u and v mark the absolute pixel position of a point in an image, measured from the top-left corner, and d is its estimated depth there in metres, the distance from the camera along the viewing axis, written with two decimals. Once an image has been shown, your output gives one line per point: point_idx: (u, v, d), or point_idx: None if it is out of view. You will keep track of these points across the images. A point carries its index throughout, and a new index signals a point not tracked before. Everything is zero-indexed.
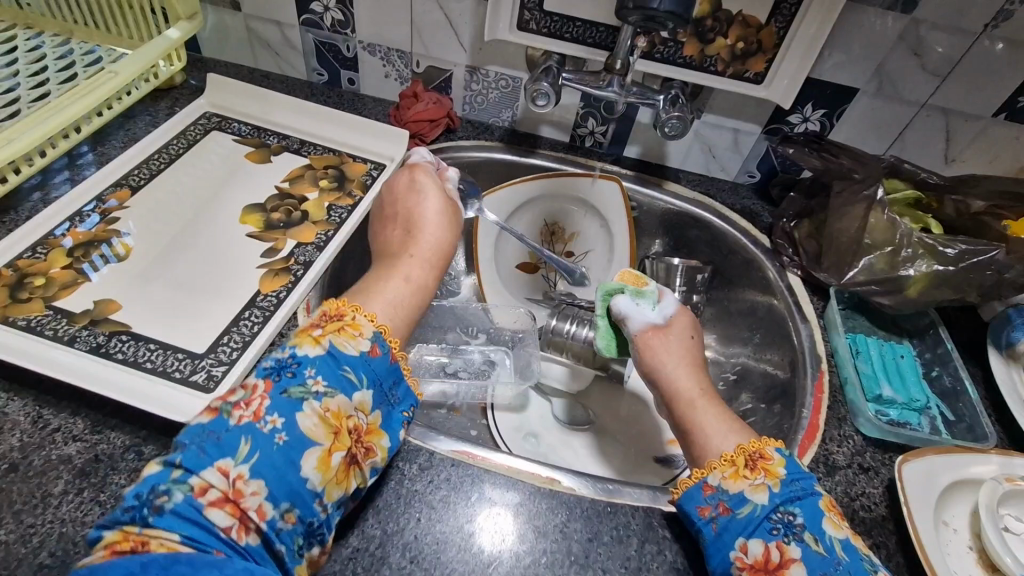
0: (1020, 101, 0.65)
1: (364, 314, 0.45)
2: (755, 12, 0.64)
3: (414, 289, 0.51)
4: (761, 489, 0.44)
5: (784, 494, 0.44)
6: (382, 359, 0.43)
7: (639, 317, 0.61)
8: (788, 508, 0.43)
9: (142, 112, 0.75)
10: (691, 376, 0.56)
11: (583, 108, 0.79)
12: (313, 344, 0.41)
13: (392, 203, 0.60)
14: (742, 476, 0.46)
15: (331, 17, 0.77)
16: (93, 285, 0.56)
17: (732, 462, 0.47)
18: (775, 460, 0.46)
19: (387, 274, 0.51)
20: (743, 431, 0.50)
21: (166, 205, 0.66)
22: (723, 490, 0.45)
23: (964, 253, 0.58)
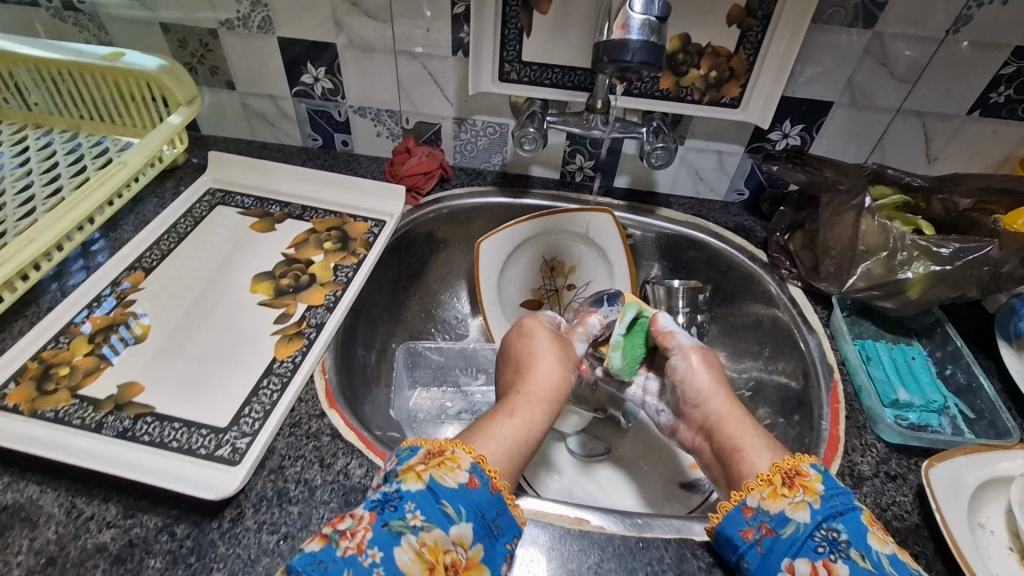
0: (991, 98, 0.68)
1: (462, 448, 0.46)
2: (723, 42, 0.67)
3: (520, 429, 0.52)
4: (802, 507, 0.45)
5: (825, 511, 0.44)
6: (482, 490, 0.44)
7: (683, 333, 0.61)
8: (831, 525, 0.43)
9: (149, 195, 0.79)
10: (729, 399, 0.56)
11: (569, 146, 0.81)
12: (415, 478, 0.43)
13: (508, 346, 0.62)
14: (781, 494, 0.46)
15: (321, 86, 0.81)
16: (115, 370, 0.58)
17: (769, 481, 0.47)
18: (814, 478, 0.46)
19: (498, 414, 0.52)
20: (776, 449, 0.51)
21: (179, 282, 0.68)
22: (764, 510, 0.46)
23: (958, 253, 0.59)
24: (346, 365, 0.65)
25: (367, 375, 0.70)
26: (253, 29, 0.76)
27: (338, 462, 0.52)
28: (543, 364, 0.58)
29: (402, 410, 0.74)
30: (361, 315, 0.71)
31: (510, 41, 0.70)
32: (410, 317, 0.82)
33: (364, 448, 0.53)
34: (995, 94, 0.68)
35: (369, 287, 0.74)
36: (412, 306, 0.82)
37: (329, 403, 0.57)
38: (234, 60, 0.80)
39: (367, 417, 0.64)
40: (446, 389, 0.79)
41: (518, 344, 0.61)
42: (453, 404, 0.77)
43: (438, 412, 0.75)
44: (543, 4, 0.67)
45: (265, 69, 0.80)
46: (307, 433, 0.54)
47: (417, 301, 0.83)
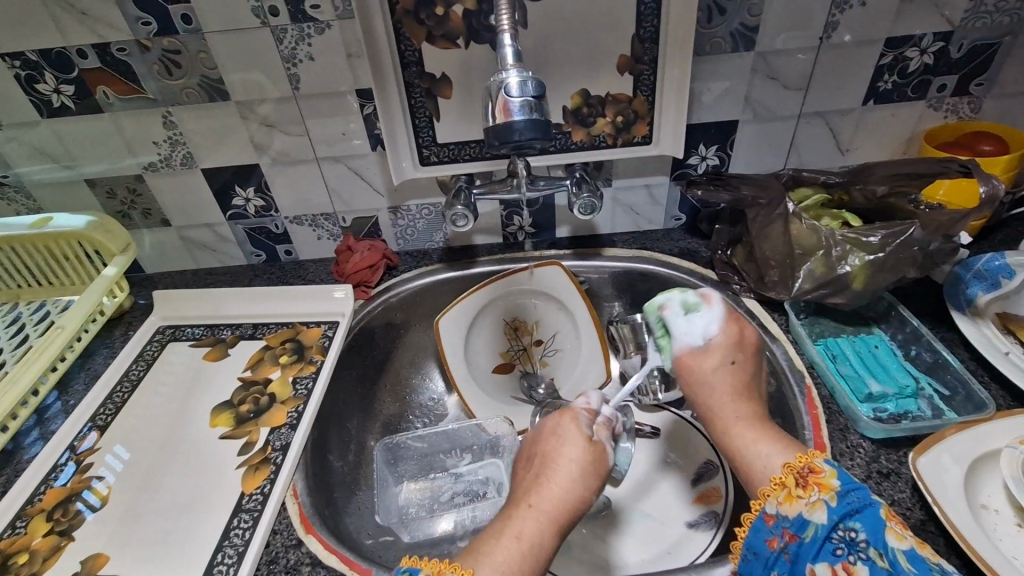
0: (880, 86, 0.72)
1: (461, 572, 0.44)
2: (621, 90, 0.71)
3: (528, 548, 0.46)
4: (818, 507, 0.44)
5: (841, 510, 0.43)
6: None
7: (683, 336, 0.56)
8: (848, 525, 0.42)
9: (100, 347, 0.78)
10: (732, 400, 0.53)
11: (505, 210, 0.83)
12: None
13: (534, 445, 0.57)
14: (796, 497, 0.45)
15: (254, 205, 0.82)
16: (78, 544, 0.55)
17: (783, 484, 0.46)
18: (830, 474, 0.45)
19: (501, 529, 0.48)
20: (792, 445, 0.48)
21: (139, 431, 0.66)
22: (783, 517, 0.45)
23: (886, 239, 0.61)
24: (321, 479, 0.63)
25: (347, 483, 0.68)
26: (176, 166, 0.77)
27: None
28: (561, 470, 0.52)
29: (390, 509, 0.70)
30: (331, 422, 0.70)
31: (423, 128, 0.73)
32: (384, 410, 0.80)
33: (347, 570, 0.51)
34: (883, 82, 0.72)
35: (335, 392, 0.73)
36: (385, 397, 0.81)
37: (306, 528, 0.55)
38: (165, 199, 0.81)
39: (352, 530, 0.61)
40: (435, 475, 0.75)
41: (542, 442, 0.56)
42: (443, 490, 0.74)
43: (429, 503, 0.72)
44: (446, 90, 0.70)
45: (195, 201, 0.81)
46: (286, 568, 0.52)
47: (389, 390, 0.82)
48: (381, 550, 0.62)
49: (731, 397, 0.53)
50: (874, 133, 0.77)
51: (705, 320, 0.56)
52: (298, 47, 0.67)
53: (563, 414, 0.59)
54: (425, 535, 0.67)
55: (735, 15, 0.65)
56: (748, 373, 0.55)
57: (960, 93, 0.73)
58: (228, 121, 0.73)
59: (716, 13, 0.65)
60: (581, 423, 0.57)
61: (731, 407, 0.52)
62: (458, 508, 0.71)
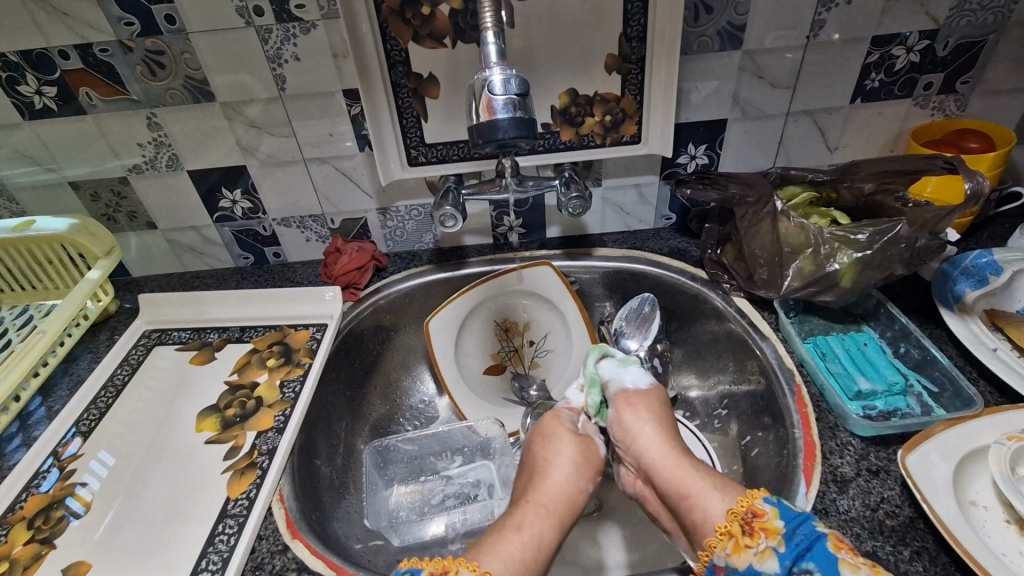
0: (866, 84, 0.72)
1: (467, 565, 0.44)
2: (609, 89, 0.70)
3: (530, 541, 0.48)
4: (767, 554, 0.43)
5: (791, 552, 0.43)
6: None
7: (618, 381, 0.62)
8: (801, 568, 0.42)
9: (84, 352, 0.77)
10: (663, 442, 0.55)
11: (494, 210, 0.83)
12: None
13: (526, 448, 0.61)
14: (744, 546, 0.44)
15: (241, 208, 0.81)
16: (60, 552, 0.54)
17: (729, 534, 0.46)
18: (772, 517, 0.45)
19: (502, 526, 0.50)
20: (730, 489, 0.49)
21: (124, 437, 0.65)
22: (734, 568, 0.45)
23: (873, 236, 0.60)
24: (309, 484, 0.62)
25: (335, 488, 0.67)
26: (162, 168, 0.77)
27: None
28: (554, 465, 0.56)
29: (380, 513, 0.69)
30: (319, 425, 0.69)
31: (410, 128, 0.73)
32: (374, 413, 0.79)
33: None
34: (869, 81, 0.72)
35: (323, 395, 0.72)
36: (374, 400, 0.80)
37: (292, 534, 0.54)
38: (150, 201, 0.80)
39: (340, 535, 0.61)
40: (425, 479, 0.75)
41: (532, 444, 0.60)
42: (435, 493, 0.73)
43: (420, 507, 0.71)
44: (433, 90, 0.70)
45: (181, 203, 0.81)
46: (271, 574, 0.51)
47: (378, 392, 0.81)
48: (371, 555, 0.61)
49: (667, 443, 0.55)
50: (862, 131, 0.77)
51: (633, 375, 0.62)
52: (283, 47, 0.66)
53: (549, 415, 0.63)
54: (415, 539, 0.66)
55: (721, 14, 0.65)
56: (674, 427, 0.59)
57: (946, 91, 0.74)
58: (214, 122, 0.72)
59: (703, 12, 0.65)
60: (567, 423, 0.61)
61: (667, 445, 0.55)
62: (449, 511, 0.71)
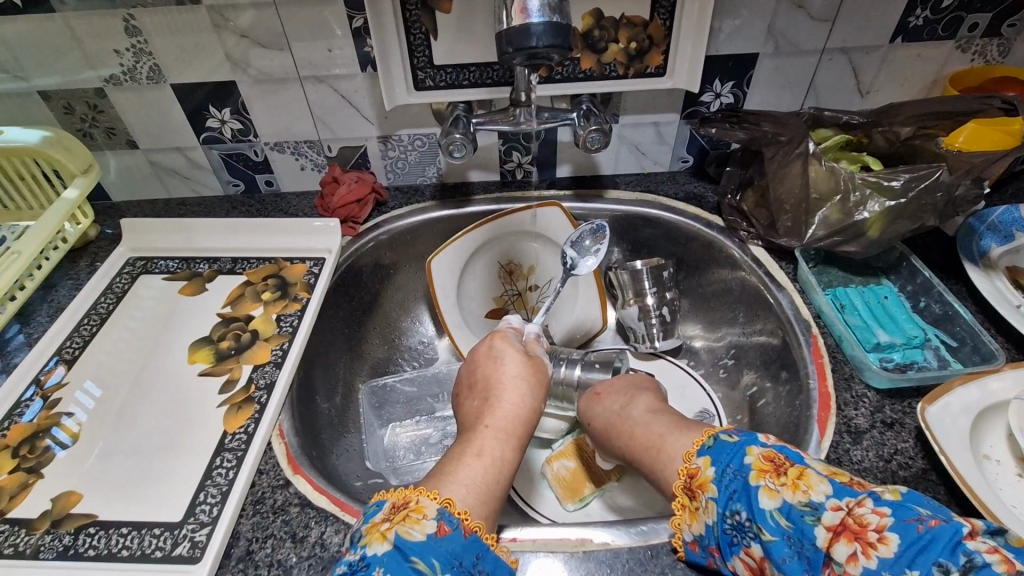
0: (911, 22, 0.67)
1: (427, 494, 0.42)
2: (637, 12, 0.65)
3: (491, 464, 0.46)
4: (707, 509, 0.42)
5: (723, 498, 0.41)
6: (454, 536, 0.39)
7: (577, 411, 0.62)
8: (732, 510, 0.40)
9: (63, 278, 0.72)
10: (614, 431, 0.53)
11: (503, 144, 0.78)
12: (381, 540, 0.39)
13: (470, 371, 0.56)
14: (695, 511, 0.43)
15: (230, 128, 0.75)
16: (49, 481, 0.52)
17: (683, 507, 0.44)
18: (705, 468, 0.43)
19: (459, 452, 0.46)
20: (687, 437, 0.47)
21: (111, 366, 0.62)
22: (697, 537, 0.43)
23: (909, 183, 0.57)
24: (308, 421, 0.60)
25: (334, 426, 0.65)
26: (142, 81, 0.70)
27: (311, 534, 0.48)
28: (511, 387, 0.53)
29: (378, 453, 0.68)
30: (317, 362, 0.67)
31: (418, 47, 0.67)
32: (372, 353, 0.77)
33: (338, 511, 0.49)
34: (914, 18, 0.67)
35: (321, 332, 0.69)
36: (372, 340, 0.77)
37: (293, 469, 0.52)
38: (130, 117, 0.74)
39: (340, 472, 0.59)
40: (420, 419, 0.73)
41: (481, 368, 0.56)
42: (431, 433, 0.72)
43: (416, 446, 0.70)
44: (444, 3, 0.63)
45: (165, 121, 0.74)
46: (273, 508, 0.49)
47: (377, 332, 0.78)
48: (371, 493, 0.60)
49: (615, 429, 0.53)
50: (897, 75, 0.73)
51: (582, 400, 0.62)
52: None
53: (493, 336, 0.59)
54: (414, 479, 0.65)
55: None
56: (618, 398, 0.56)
57: (991, 34, 0.69)
58: (201, 32, 0.65)
59: None
60: (513, 342, 0.58)
61: (626, 410, 0.54)
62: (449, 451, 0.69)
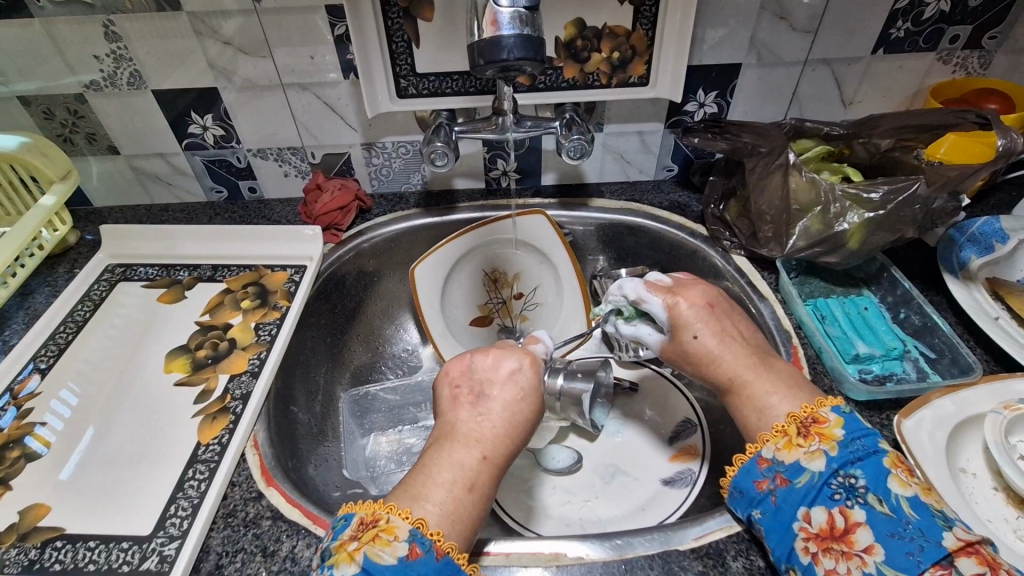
0: (892, 34, 0.67)
1: (399, 513, 0.41)
2: (619, 22, 0.65)
3: (477, 500, 0.44)
4: (817, 456, 0.44)
5: (842, 457, 0.43)
6: (427, 560, 0.39)
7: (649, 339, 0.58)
8: (848, 472, 0.43)
9: (40, 284, 0.71)
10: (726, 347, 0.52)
11: (488, 152, 0.78)
12: (349, 562, 0.39)
13: (481, 379, 0.51)
14: (796, 445, 0.45)
15: (212, 135, 0.75)
16: (16, 494, 0.51)
17: (784, 432, 0.46)
18: (835, 425, 0.45)
19: (451, 480, 0.44)
20: (796, 395, 0.48)
21: (87, 374, 0.61)
22: (779, 461, 0.45)
23: (887, 196, 0.58)
24: (285, 431, 0.59)
25: (312, 434, 0.64)
26: (123, 87, 0.69)
27: (282, 547, 0.47)
28: (514, 417, 0.49)
29: (359, 463, 0.67)
30: (297, 371, 0.66)
31: (401, 55, 0.66)
32: (355, 360, 0.76)
33: (310, 525, 0.48)
34: (895, 30, 0.67)
35: (302, 341, 0.69)
36: (355, 347, 0.77)
37: (266, 481, 0.52)
38: (111, 123, 0.73)
39: (316, 482, 0.59)
40: (404, 429, 0.72)
41: (490, 381, 0.50)
42: (416, 442, 0.71)
43: (399, 456, 0.69)
44: (426, 11, 0.63)
45: (147, 127, 0.74)
46: (244, 521, 0.49)
47: (360, 339, 0.77)
48: (349, 504, 0.60)
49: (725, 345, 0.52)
50: (879, 86, 0.73)
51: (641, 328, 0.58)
52: None
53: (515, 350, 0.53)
54: (394, 488, 0.64)
55: None
56: (725, 322, 0.54)
57: (972, 45, 0.69)
58: (181, 39, 0.65)
59: None
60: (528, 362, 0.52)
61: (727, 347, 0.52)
62: None
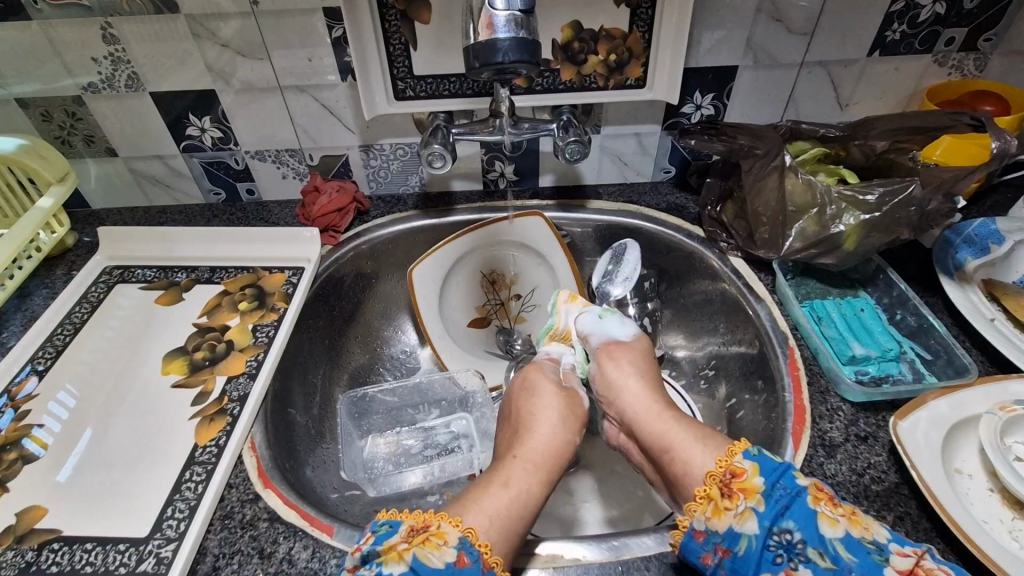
0: (888, 36, 0.68)
1: (450, 521, 0.43)
2: (616, 24, 0.65)
3: (514, 497, 0.47)
4: (747, 517, 0.42)
5: (771, 514, 0.42)
6: (472, 569, 0.40)
7: (600, 333, 0.63)
8: (781, 527, 0.41)
9: (38, 286, 0.71)
10: (645, 395, 0.56)
11: (485, 153, 0.78)
12: (397, 561, 0.40)
13: (510, 405, 0.59)
14: (723, 509, 0.43)
15: (210, 136, 0.75)
16: (13, 495, 0.51)
17: (708, 497, 0.44)
18: (751, 475, 0.44)
19: (489, 482, 0.48)
20: (713, 442, 0.48)
21: (84, 376, 0.61)
22: (713, 532, 0.43)
23: (883, 197, 0.58)
24: (283, 433, 0.59)
25: (310, 436, 0.64)
26: (120, 89, 0.69)
27: (279, 549, 0.47)
28: (545, 424, 0.55)
29: (356, 465, 0.67)
30: (294, 372, 0.66)
31: (398, 57, 0.67)
32: (353, 362, 0.76)
33: (307, 526, 0.48)
34: (891, 32, 0.68)
35: (300, 342, 0.69)
36: (353, 349, 0.77)
37: (263, 483, 0.52)
38: (109, 125, 0.73)
39: (314, 484, 0.59)
40: (402, 430, 0.72)
41: (518, 402, 0.58)
42: (414, 443, 0.71)
43: (397, 456, 0.69)
44: (423, 14, 0.63)
45: (144, 129, 0.74)
46: (241, 523, 0.49)
47: (358, 341, 0.78)
48: (347, 505, 0.60)
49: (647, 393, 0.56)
50: (875, 88, 0.73)
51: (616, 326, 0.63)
52: None
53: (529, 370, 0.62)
54: (392, 489, 0.64)
55: None
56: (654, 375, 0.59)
57: (967, 48, 0.70)
58: (179, 42, 0.65)
59: None
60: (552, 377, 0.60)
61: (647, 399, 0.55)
62: (429, 461, 0.68)
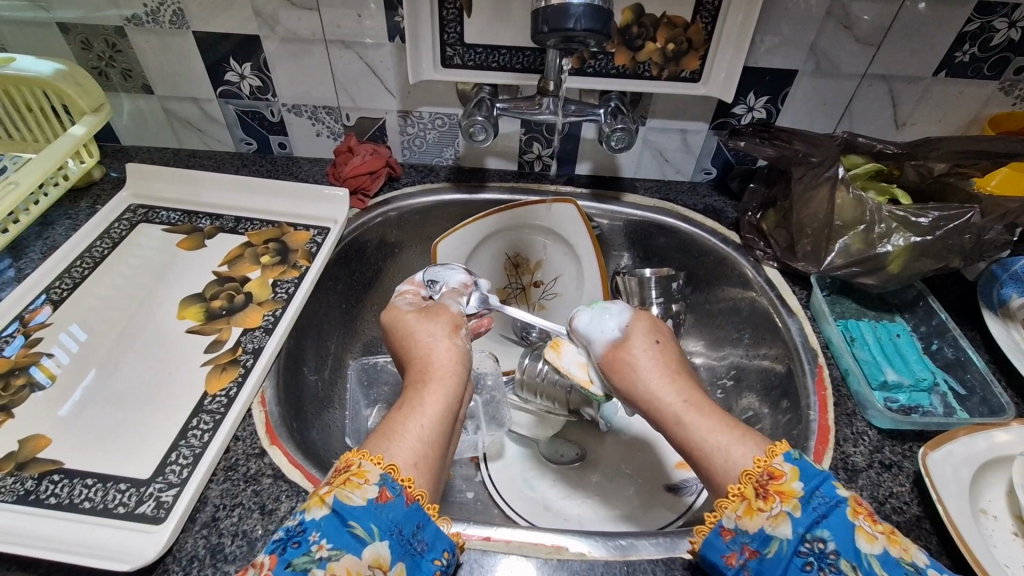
0: (957, 57, 0.65)
1: (371, 458, 0.39)
2: (678, 12, 0.63)
3: (416, 415, 0.42)
4: (781, 520, 0.38)
5: (807, 520, 0.38)
6: (396, 504, 0.37)
7: (597, 337, 0.53)
8: (816, 535, 0.38)
9: (61, 216, 0.70)
10: (659, 386, 0.48)
11: (525, 133, 0.76)
12: (320, 505, 0.37)
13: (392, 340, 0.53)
14: (757, 510, 0.39)
15: (249, 84, 0.73)
16: (18, 422, 0.50)
17: (741, 495, 0.40)
18: (791, 478, 0.40)
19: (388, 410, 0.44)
20: (751, 439, 0.43)
21: (98, 310, 0.61)
22: (743, 532, 0.40)
23: (938, 221, 0.56)
24: (292, 391, 0.58)
25: (319, 399, 0.63)
26: (164, 25, 0.68)
27: (281, 507, 0.46)
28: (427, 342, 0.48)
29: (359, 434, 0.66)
30: (309, 332, 0.65)
31: (450, 22, 0.65)
32: (367, 331, 0.75)
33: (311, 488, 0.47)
34: (961, 53, 0.65)
35: (315, 303, 0.67)
36: (369, 317, 0.75)
37: (270, 439, 0.51)
38: (148, 61, 0.72)
39: (319, 447, 0.58)
40: None
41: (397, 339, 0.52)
42: None
43: None
44: None
45: (182, 69, 0.72)
46: (244, 477, 0.48)
47: (374, 309, 0.76)
48: None
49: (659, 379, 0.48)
50: (935, 110, 0.71)
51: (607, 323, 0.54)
52: None
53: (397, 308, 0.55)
54: None
55: None
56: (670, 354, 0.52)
57: None
58: None
59: None
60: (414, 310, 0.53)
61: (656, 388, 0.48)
62: None
